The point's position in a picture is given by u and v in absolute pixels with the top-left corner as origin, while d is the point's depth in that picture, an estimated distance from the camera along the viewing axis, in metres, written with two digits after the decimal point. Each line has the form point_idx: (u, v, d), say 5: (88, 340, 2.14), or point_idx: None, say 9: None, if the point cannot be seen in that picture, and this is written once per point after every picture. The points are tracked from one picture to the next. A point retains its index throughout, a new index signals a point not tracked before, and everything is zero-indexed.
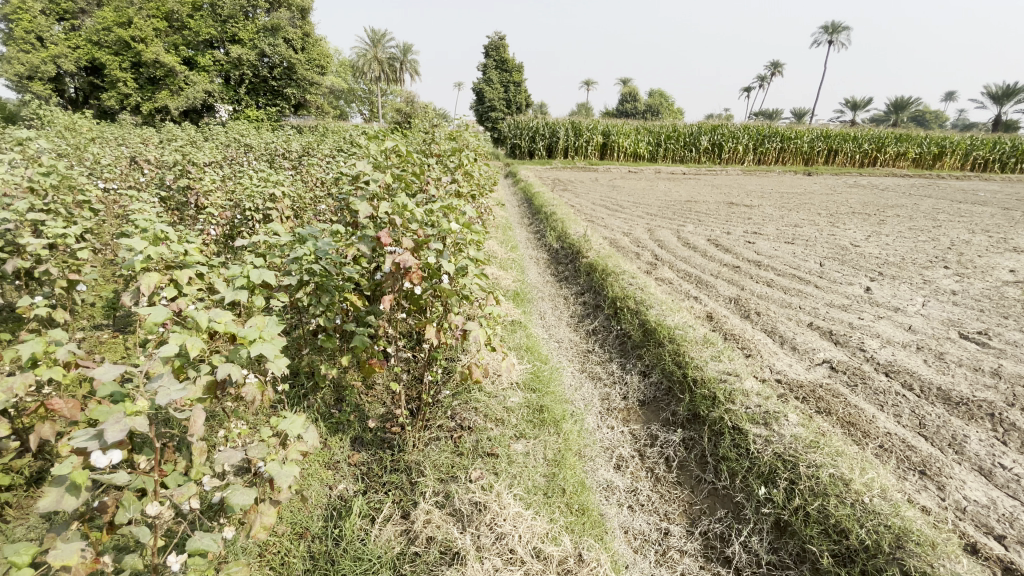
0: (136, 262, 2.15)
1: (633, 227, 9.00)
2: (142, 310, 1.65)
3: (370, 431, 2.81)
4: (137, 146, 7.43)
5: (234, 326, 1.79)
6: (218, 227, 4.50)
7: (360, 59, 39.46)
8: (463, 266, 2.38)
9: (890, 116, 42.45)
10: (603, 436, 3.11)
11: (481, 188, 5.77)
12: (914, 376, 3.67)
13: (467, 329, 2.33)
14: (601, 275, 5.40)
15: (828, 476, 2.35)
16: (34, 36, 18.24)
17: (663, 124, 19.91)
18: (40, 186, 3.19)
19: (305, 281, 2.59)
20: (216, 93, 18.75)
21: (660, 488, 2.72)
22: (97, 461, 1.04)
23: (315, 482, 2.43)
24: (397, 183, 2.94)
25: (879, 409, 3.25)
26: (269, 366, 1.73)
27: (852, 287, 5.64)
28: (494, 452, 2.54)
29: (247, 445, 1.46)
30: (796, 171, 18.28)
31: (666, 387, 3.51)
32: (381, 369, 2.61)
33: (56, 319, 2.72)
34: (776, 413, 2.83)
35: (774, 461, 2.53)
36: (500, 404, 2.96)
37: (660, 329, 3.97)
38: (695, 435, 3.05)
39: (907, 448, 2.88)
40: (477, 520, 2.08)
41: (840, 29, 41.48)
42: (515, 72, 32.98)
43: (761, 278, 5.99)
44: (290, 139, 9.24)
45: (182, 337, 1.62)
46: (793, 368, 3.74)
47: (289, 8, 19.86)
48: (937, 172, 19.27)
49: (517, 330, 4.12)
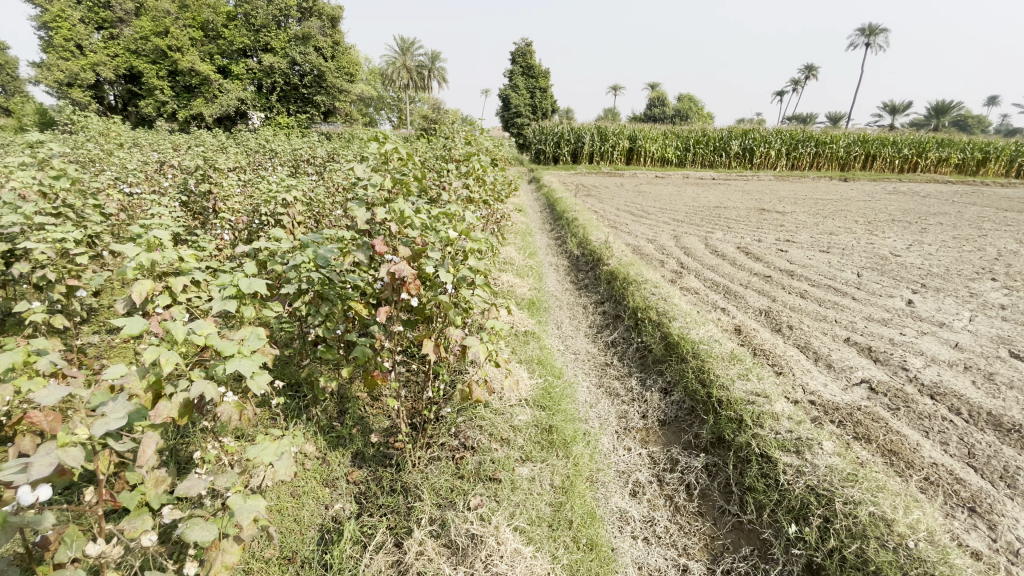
0: (126, 269, 2.04)
1: (659, 233, 8.74)
2: (116, 321, 1.55)
3: (372, 447, 2.68)
4: (166, 151, 7.58)
5: (214, 338, 1.66)
6: (234, 231, 4.49)
7: (389, 67, 40.13)
8: (463, 277, 2.22)
9: (931, 121, 40.82)
10: (618, 459, 2.91)
11: (498, 194, 5.63)
12: (962, 399, 3.34)
13: (466, 344, 2.17)
14: (622, 283, 5.19)
15: (868, 515, 2.09)
16: (74, 44, 19.02)
17: (691, 129, 19.50)
18: (51, 189, 3.18)
19: (304, 290, 2.46)
20: (249, 100, 19.22)
21: (679, 520, 2.50)
22: (21, 500, 0.95)
23: (310, 501, 2.31)
24: (401, 188, 2.82)
25: (924, 436, 2.95)
26: (248, 384, 1.59)
27: (892, 300, 5.27)
28: (496, 477, 2.37)
29: (214, 476, 1.35)
30: (831, 177, 17.58)
31: (688, 406, 3.29)
32: (382, 383, 2.47)
33: (57, 324, 2.68)
34: (810, 440, 2.57)
35: (806, 495, 2.28)
36: (507, 422, 2.80)
37: (682, 343, 3.73)
38: (719, 461, 2.83)
39: (955, 481, 2.58)
40: (472, 555, 1.91)
41: (877, 31, 40.04)
42: (542, 77, 32.97)
43: (794, 288, 5.68)
44: (315, 145, 9.30)
45: (156, 352, 1.51)
46: (828, 388, 3.46)
47: (320, 18, 20.31)
48: (983, 178, 18.27)
49: (530, 341, 3.96)
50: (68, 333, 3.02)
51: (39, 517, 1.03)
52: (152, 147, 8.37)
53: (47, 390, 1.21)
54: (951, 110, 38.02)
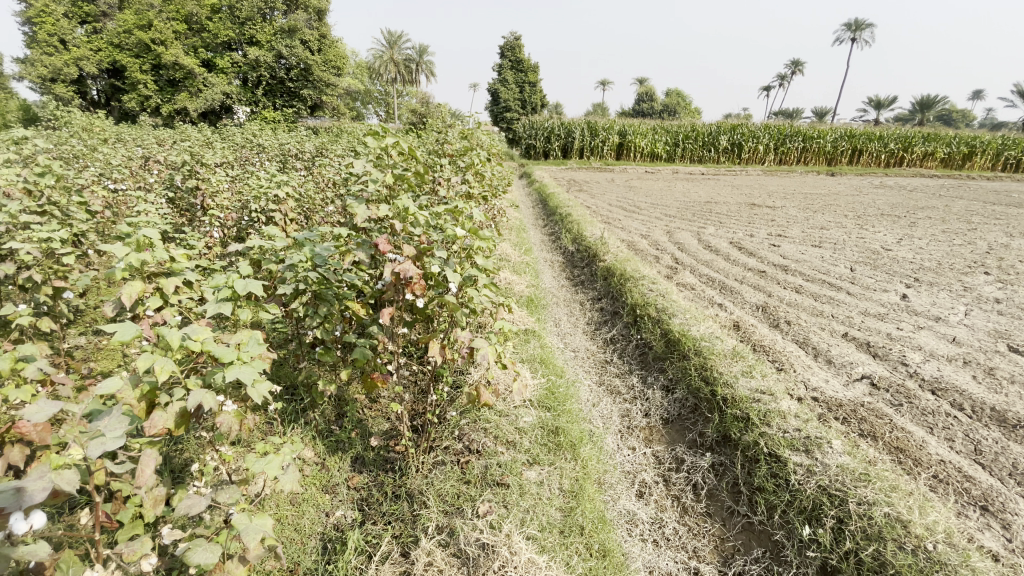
0: (115, 270, 1.94)
1: (652, 228, 8.73)
2: (107, 327, 1.46)
3: (372, 451, 2.61)
4: (151, 147, 7.38)
5: (210, 344, 1.58)
6: (223, 229, 4.37)
7: (377, 61, 39.63)
8: (469, 277, 2.14)
9: (914, 115, 41.17)
10: (623, 460, 2.86)
11: (494, 188, 5.55)
12: (964, 395, 3.34)
13: (473, 346, 2.08)
14: (620, 279, 5.14)
15: (883, 516, 2.07)
16: (55, 38, 18.54)
17: (681, 124, 19.51)
18: (34, 187, 3.04)
19: (302, 291, 2.37)
20: (234, 94, 18.88)
21: (688, 521, 2.47)
22: (15, 529, 0.86)
23: (311, 508, 2.24)
24: (401, 183, 2.71)
25: (929, 433, 2.94)
26: (249, 392, 1.52)
27: (888, 294, 5.29)
28: (504, 482, 2.31)
29: (218, 492, 1.28)
30: (818, 172, 17.69)
31: (692, 404, 3.25)
32: (384, 385, 2.39)
33: (43, 328, 2.56)
34: (819, 439, 2.54)
35: (819, 496, 2.25)
36: (511, 424, 2.73)
37: (684, 340, 3.69)
38: (726, 460, 2.79)
39: (965, 479, 2.57)
40: (484, 566, 1.85)
41: (863, 26, 40.29)
42: (531, 72, 32.64)
43: (790, 283, 5.68)
44: (304, 139, 9.12)
45: (149, 360, 1.43)
46: (830, 385, 3.44)
47: (307, 10, 19.90)
48: (968, 172, 18.49)
49: (529, 339, 3.90)
50: (54, 336, 2.90)
51: (36, 548, 0.94)
52: (138, 142, 8.16)
53: (36, 407, 1.11)
54: (935, 104, 38.36)
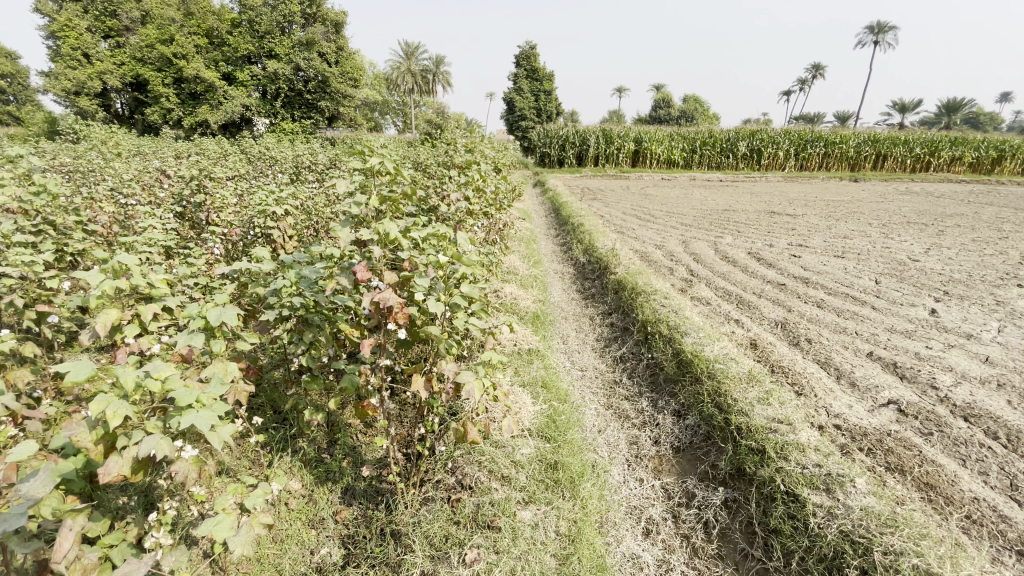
0: (88, 297, 1.84)
1: (667, 238, 8.50)
2: (63, 364, 1.36)
3: (363, 482, 2.48)
4: (166, 161, 7.43)
5: (173, 383, 1.47)
6: (225, 243, 4.31)
7: (394, 71, 40.04)
8: (455, 304, 2.00)
9: (941, 119, 40.20)
10: (629, 494, 2.68)
11: (499, 202, 5.44)
12: (1000, 422, 3.08)
13: (458, 381, 1.94)
14: (630, 294, 4.96)
15: (911, 568, 1.88)
16: (80, 52, 18.96)
17: (699, 130, 19.21)
18: (27, 206, 3.00)
19: (288, 316, 2.26)
20: (253, 107, 19.22)
21: (698, 564, 2.28)
22: None
23: (294, 545, 2.13)
24: (393, 202, 2.58)
25: (961, 466, 2.71)
26: (208, 438, 1.40)
27: (915, 309, 5.00)
28: (496, 524, 2.17)
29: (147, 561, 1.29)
30: (842, 177, 17.23)
31: (704, 432, 3.07)
32: (375, 413, 2.28)
33: (29, 353, 2.50)
34: (841, 477, 2.33)
35: (840, 543, 2.06)
36: (508, 457, 2.59)
37: (696, 361, 3.50)
38: (741, 496, 2.59)
39: (1000, 520, 2.35)
40: None
41: (885, 28, 39.53)
42: (547, 81, 32.51)
43: (810, 297, 5.43)
44: (317, 150, 9.13)
45: (104, 402, 1.34)
46: (854, 411, 3.21)
47: (324, 24, 20.18)
48: (998, 177, 17.80)
49: (534, 359, 3.75)
50: (44, 358, 2.84)
51: None
52: (155, 155, 8.26)
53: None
54: (963, 108, 37.26)
